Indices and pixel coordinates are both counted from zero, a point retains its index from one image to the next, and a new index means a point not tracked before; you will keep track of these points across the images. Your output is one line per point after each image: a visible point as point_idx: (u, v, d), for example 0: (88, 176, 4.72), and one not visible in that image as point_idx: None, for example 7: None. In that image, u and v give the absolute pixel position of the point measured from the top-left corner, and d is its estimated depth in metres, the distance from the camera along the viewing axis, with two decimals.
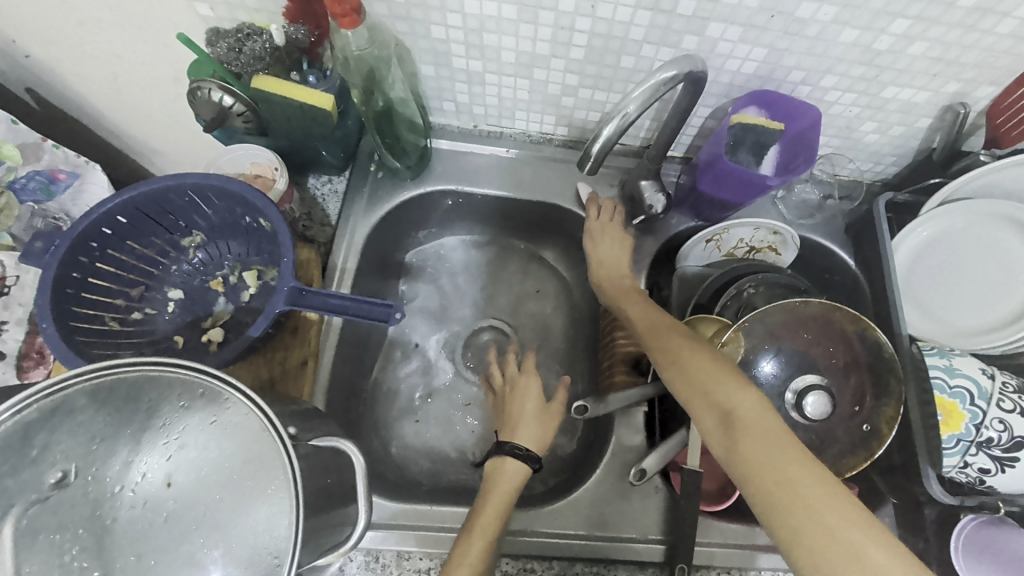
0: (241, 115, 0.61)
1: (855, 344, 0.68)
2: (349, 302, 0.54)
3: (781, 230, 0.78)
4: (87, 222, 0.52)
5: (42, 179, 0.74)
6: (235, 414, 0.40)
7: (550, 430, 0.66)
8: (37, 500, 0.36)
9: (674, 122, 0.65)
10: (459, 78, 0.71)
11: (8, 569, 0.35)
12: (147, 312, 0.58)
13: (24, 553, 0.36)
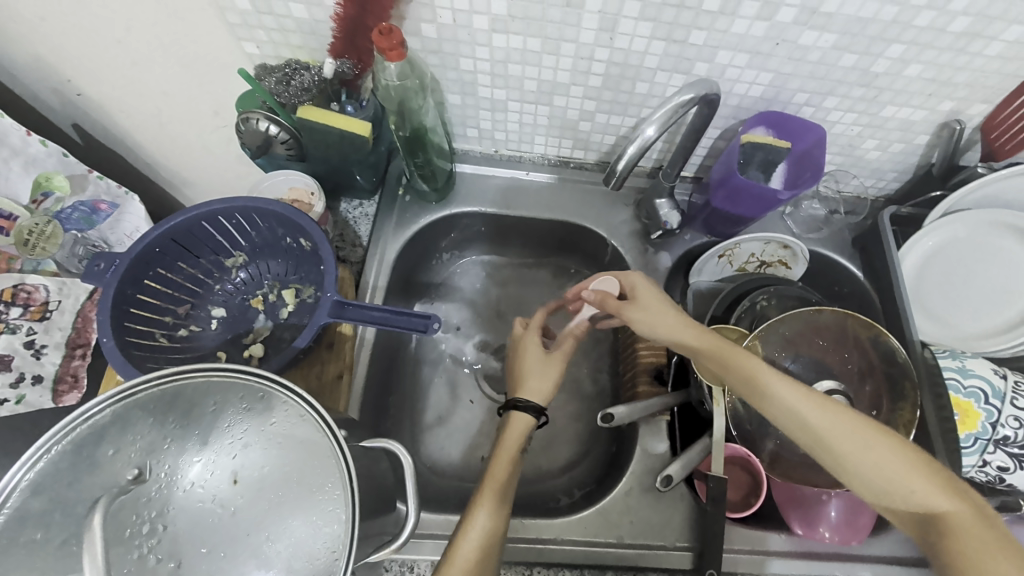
0: (284, 143, 0.66)
1: (870, 350, 0.71)
2: (389, 314, 0.57)
3: (791, 244, 0.80)
4: (144, 243, 0.55)
5: (85, 209, 0.75)
6: (292, 416, 0.44)
7: (552, 370, 0.69)
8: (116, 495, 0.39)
9: (690, 142, 0.69)
10: (483, 106, 0.75)
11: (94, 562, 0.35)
12: (192, 329, 0.61)
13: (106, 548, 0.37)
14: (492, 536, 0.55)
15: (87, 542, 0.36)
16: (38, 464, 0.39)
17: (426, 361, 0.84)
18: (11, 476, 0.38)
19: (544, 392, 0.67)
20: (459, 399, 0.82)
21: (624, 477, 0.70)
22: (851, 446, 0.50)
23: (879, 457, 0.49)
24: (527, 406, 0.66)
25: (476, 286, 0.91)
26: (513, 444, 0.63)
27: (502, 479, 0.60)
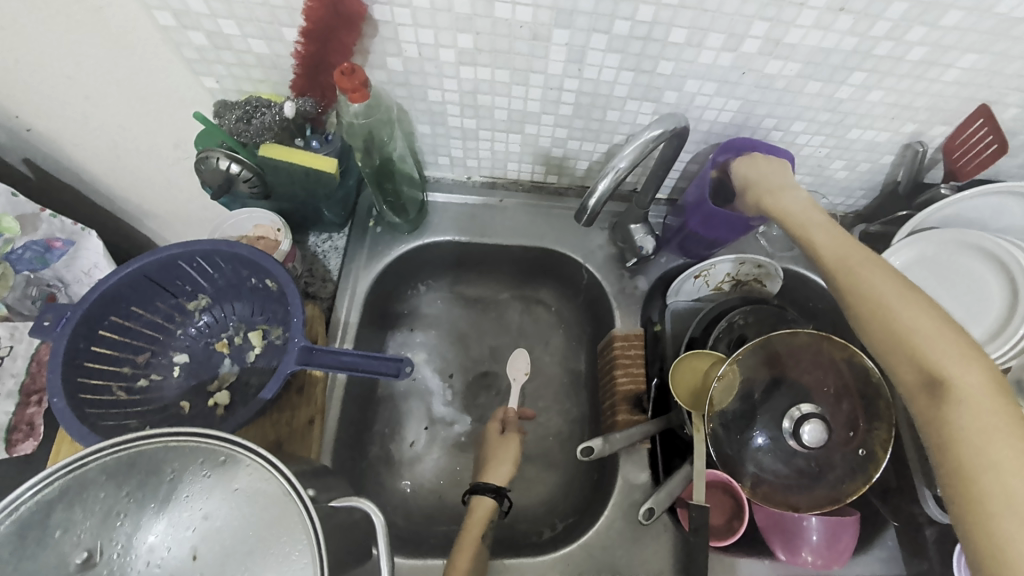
0: (247, 180, 0.62)
1: (844, 370, 0.72)
2: (360, 357, 0.55)
3: (765, 264, 0.81)
4: (95, 295, 0.52)
5: (38, 248, 0.70)
6: (257, 481, 0.42)
7: (505, 452, 0.74)
8: None
9: (660, 170, 0.70)
10: (454, 135, 0.74)
11: None
12: (153, 378, 0.58)
13: None
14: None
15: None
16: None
17: (404, 394, 0.83)
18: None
19: (501, 476, 0.71)
20: (438, 431, 0.81)
21: (605, 511, 0.69)
22: (888, 296, 0.50)
23: (904, 312, 0.49)
24: (487, 488, 0.69)
25: (453, 312, 0.90)
26: (479, 527, 0.65)
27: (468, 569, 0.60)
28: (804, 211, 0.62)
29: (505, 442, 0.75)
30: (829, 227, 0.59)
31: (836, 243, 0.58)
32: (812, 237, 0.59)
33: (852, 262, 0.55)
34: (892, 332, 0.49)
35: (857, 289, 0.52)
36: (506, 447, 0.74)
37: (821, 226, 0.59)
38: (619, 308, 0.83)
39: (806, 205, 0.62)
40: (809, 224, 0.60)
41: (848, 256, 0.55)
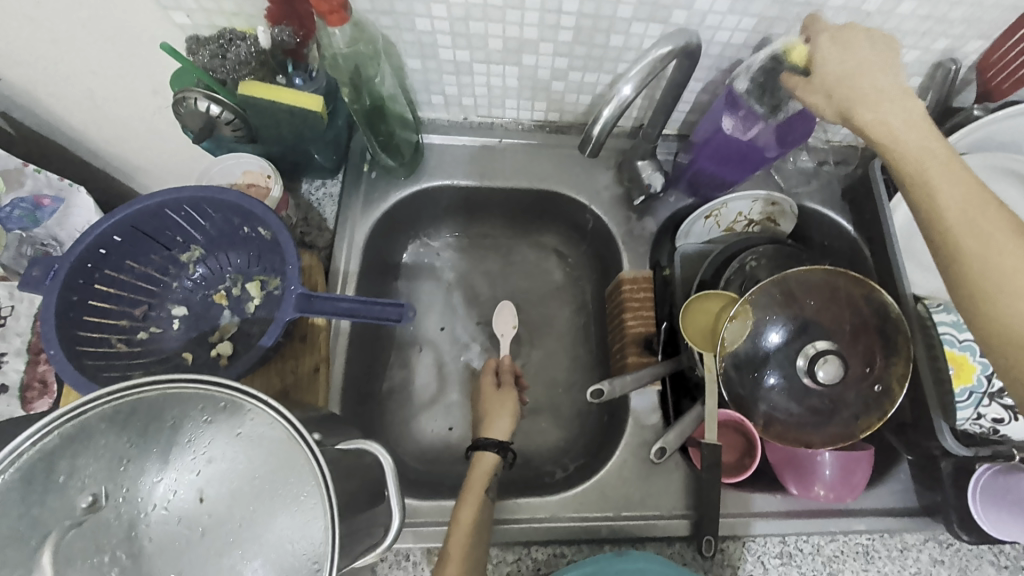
0: (229, 124, 0.59)
1: (862, 307, 0.70)
2: (359, 304, 0.54)
3: (779, 200, 0.78)
4: (81, 247, 0.51)
5: (27, 206, 0.69)
6: (260, 425, 0.42)
7: (501, 404, 0.72)
8: (72, 526, 0.37)
9: (669, 98, 0.65)
10: (446, 70, 0.70)
11: None
12: (153, 331, 0.57)
13: None
14: (472, 551, 0.56)
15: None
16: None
17: (410, 344, 0.82)
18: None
19: (503, 429, 0.70)
20: (446, 380, 0.81)
21: (618, 451, 0.69)
22: (1020, 286, 0.42)
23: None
24: (489, 444, 0.67)
25: (455, 261, 0.87)
26: (483, 479, 0.63)
27: (473, 520, 0.58)
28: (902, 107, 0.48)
29: (501, 394, 0.73)
30: (941, 156, 0.46)
31: (962, 187, 0.44)
32: (929, 172, 0.45)
33: (973, 216, 0.43)
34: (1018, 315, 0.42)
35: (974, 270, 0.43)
36: (501, 400, 0.72)
37: (944, 158, 0.45)
38: (626, 251, 0.80)
39: (909, 109, 0.48)
40: (919, 150, 0.46)
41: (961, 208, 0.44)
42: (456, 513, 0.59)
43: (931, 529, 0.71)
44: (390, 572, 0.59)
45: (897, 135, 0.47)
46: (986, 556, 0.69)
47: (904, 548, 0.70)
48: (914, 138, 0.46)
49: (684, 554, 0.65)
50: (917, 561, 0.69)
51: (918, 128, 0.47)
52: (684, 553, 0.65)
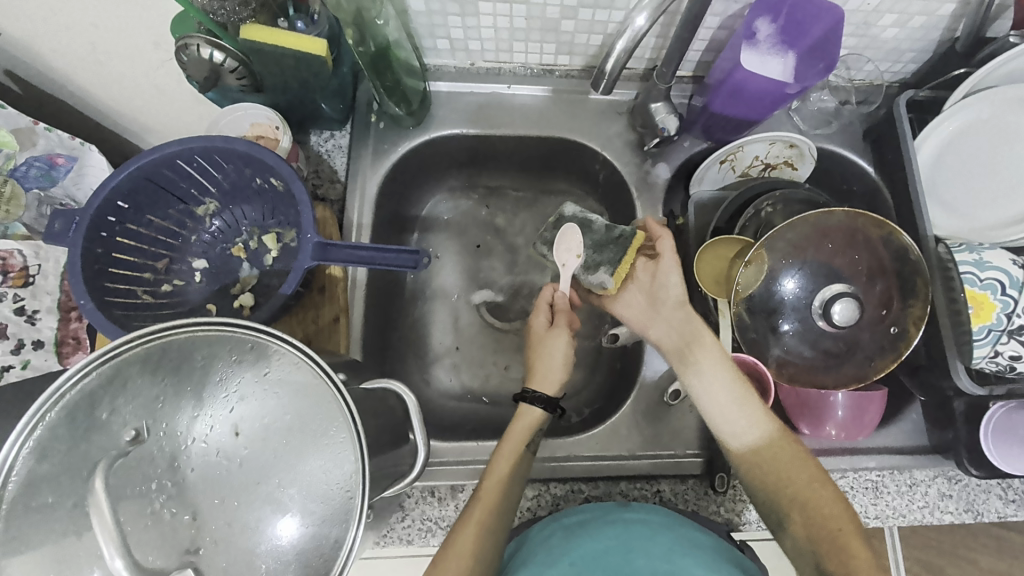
0: (234, 72, 0.58)
1: (880, 250, 0.69)
2: (373, 253, 0.54)
3: (798, 143, 0.75)
4: (99, 199, 0.51)
5: (42, 165, 0.69)
6: (286, 366, 0.43)
7: (549, 354, 0.66)
8: (118, 456, 0.39)
9: (686, 33, 0.62)
10: (452, 11, 0.67)
11: (105, 521, 0.36)
12: (176, 284, 0.59)
13: (119, 502, 0.38)
14: (505, 506, 0.55)
15: (94, 501, 0.36)
16: (35, 433, 0.39)
17: (427, 297, 0.83)
18: (8, 448, 0.38)
19: (551, 382, 0.65)
20: (462, 332, 0.83)
21: (632, 394, 0.71)
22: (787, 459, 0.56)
23: (817, 496, 0.54)
24: (536, 399, 0.63)
25: (467, 215, 0.88)
26: (522, 434, 0.61)
27: (507, 473, 0.57)
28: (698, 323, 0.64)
29: (551, 340, 0.67)
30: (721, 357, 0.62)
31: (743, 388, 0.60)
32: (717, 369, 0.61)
33: (768, 446, 0.57)
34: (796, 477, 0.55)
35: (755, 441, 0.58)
36: (551, 347, 0.67)
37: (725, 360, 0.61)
38: (639, 198, 0.79)
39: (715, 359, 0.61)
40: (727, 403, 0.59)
41: (759, 441, 0.58)
42: (491, 466, 0.58)
43: (941, 466, 0.72)
44: (416, 506, 0.62)
45: (705, 394, 0.61)
46: (994, 490, 0.72)
47: (913, 484, 0.72)
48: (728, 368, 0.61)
49: (698, 490, 0.67)
50: (925, 496, 0.71)
51: (720, 378, 0.60)
52: (697, 490, 0.67)
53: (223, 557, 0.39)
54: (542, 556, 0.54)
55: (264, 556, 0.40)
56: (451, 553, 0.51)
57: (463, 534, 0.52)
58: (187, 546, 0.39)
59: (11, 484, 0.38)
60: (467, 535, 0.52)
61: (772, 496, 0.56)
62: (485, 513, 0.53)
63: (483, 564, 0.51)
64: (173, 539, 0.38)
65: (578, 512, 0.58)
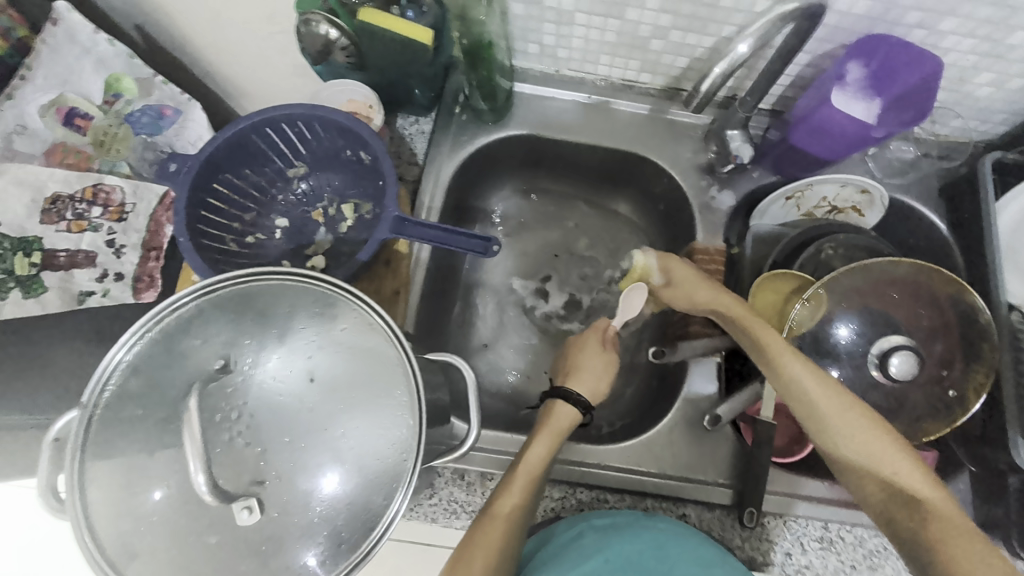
0: (343, 48, 0.63)
1: (946, 308, 0.67)
2: (444, 233, 0.57)
3: (871, 188, 0.74)
4: (213, 146, 0.55)
5: (152, 114, 0.74)
6: (361, 326, 0.45)
7: (597, 371, 0.67)
8: (207, 380, 0.42)
9: (777, 65, 0.62)
10: (548, 18, 0.70)
11: (194, 432, 0.39)
12: (259, 237, 0.63)
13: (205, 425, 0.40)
14: (532, 497, 0.55)
15: (188, 419, 0.39)
16: (137, 347, 0.43)
17: (476, 289, 0.85)
18: (114, 355, 0.43)
19: (597, 392, 0.65)
20: (506, 328, 0.84)
21: (671, 412, 0.70)
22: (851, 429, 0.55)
23: (898, 465, 0.53)
24: (578, 406, 0.63)
25: (526, 216, 0.90)
26: (561, 427, 0.61)
27: (540, 467, 0.57)
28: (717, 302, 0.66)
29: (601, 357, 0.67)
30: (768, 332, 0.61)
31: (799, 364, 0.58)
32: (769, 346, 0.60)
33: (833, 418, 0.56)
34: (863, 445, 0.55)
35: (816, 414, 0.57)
36: (599, 364, 0.67)
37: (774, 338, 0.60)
38: (701, 222, 0.79)
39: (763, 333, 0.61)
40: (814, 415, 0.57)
41: (827, 415, 0.56)
42: (525, 453, 0.58)
43: None
44: (445, 486, 0.63)
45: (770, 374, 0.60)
46: None
47: None
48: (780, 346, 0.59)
49: (724, 521, 0.66)
50: None
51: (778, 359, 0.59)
52: (723, 521, 0.66)
53: (282, 494, 0.42)
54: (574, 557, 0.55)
55: (319, 500, 0.43)
56: (476, 544, 0.51)
57: (493, 521, 0.52)
58: (252, 477, 0.42)
59: (108, 389, 0.43)
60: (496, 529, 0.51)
61: (849, 466, 0.56)
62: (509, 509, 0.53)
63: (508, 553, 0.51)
64: (242, 468, 0.42)
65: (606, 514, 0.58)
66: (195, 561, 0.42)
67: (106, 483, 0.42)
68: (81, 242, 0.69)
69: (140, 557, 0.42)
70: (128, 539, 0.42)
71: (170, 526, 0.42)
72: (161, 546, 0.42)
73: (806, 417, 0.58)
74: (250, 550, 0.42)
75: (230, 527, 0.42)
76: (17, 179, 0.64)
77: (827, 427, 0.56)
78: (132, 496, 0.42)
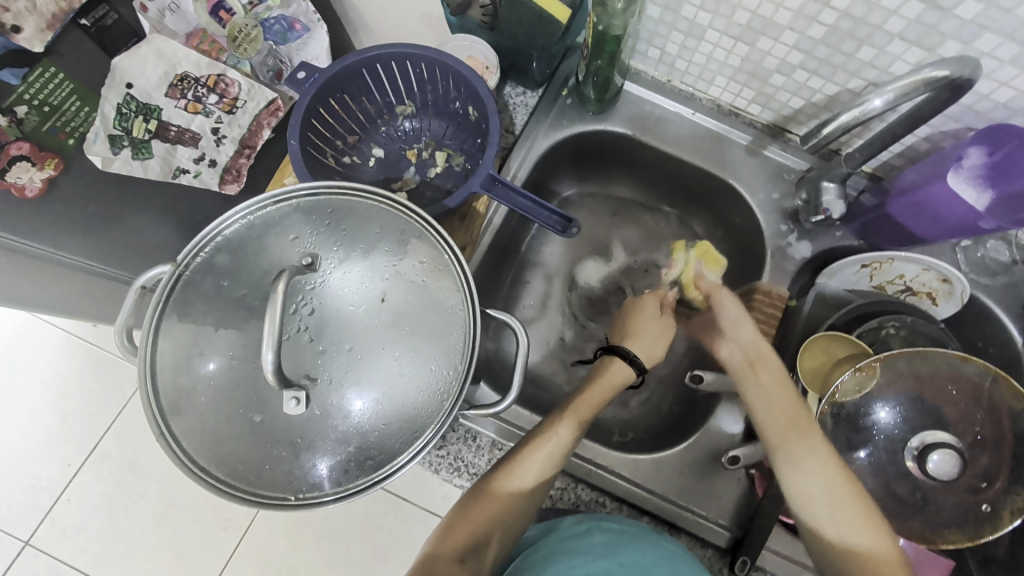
0: (482, 7, 0.66)
1: (1004, 421, 0.64)
2: (531, 205, 0.58)
3: (954, 279, 0.71)
4: (344, 65, 0.58)
5: (284, 24, 0.78)
6: (439, 265, 0.47)
7: (660, 337, 0.67)
8: (296, 271, 0.45)
9: (899, 129, 0.61)
10: (679, 27, 0.70)
11: (277, 308, 0.41)
12: (354, 159, 0.65)
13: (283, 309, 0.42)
14: (536, 488, 0.56)
15: (272, 300, 0.41)
16: (239, 224, 0.46)
17: (528, 269, 0.86)
18: (216, 225, 0.46)
19: (653, 356, 0.66)
20: (547, 314, 0.85)
21: (691, 439, 0.69)
22: (836, 488, 0.53)
23: (874, 538, 0.52)
24: (633, 361, 0.64)
25: (594, 214, 0.90)
26: (598, 399, 0.61)
27: (556, 454, 0.57)
28: (744, 332, 0.65)
29: (664, 321, 0.68)
30: (773, 376, 0.61)
31: (795, 409, 0.58)
32: (769, 384, 0.60)
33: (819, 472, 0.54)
34: (844, 508, 0.53)
35: (805, 462, 0.55)
36: (660, 328, 0.67)
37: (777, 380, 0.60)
38: (769, 265, 0.78)
39: (772, 376, 0.61)
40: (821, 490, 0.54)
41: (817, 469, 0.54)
42: (549, 432, 0.58)
43: None
44: (456, 442, 0.64)
45: (765, 409, 0.59)
46: None
47: None
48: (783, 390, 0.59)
49: (713, 561, 0.66)
50: None
51: (778, 396, 0.59)
52: (712, 560, 0.66)
53: (328, 396, 0.45)
54: (583, 550, 0.55)
55: (358, 413, 0.45)
56: (473, 511, 0.55)
57: (495, 496, 0.55)
58: (308, 372, 0.45)
59: (200, 256, 0.46)
60: (499, 501, 0.55)
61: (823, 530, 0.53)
62: (512, 497, 0.55)
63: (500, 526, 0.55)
64: (302, 361, 0.45)
65: (619, 521, 0.60)
66: (236, 433, 0.44)
67: (176, 338, 0.45)
68: (191, 123, 0.74)
69: (184, 416, 0.45)
70: (180, 396, 0.45)
71: (222, 395, 0.45)
72: (208, 411, 0.45)
73: (789, 465, 0.56)
74: (287, 439, 0.45)
75: (275, 412, 0.44)
76: (158, 50, 0.70)
77: (813, 481, 0.54)
78: (194, 359, 0.45)
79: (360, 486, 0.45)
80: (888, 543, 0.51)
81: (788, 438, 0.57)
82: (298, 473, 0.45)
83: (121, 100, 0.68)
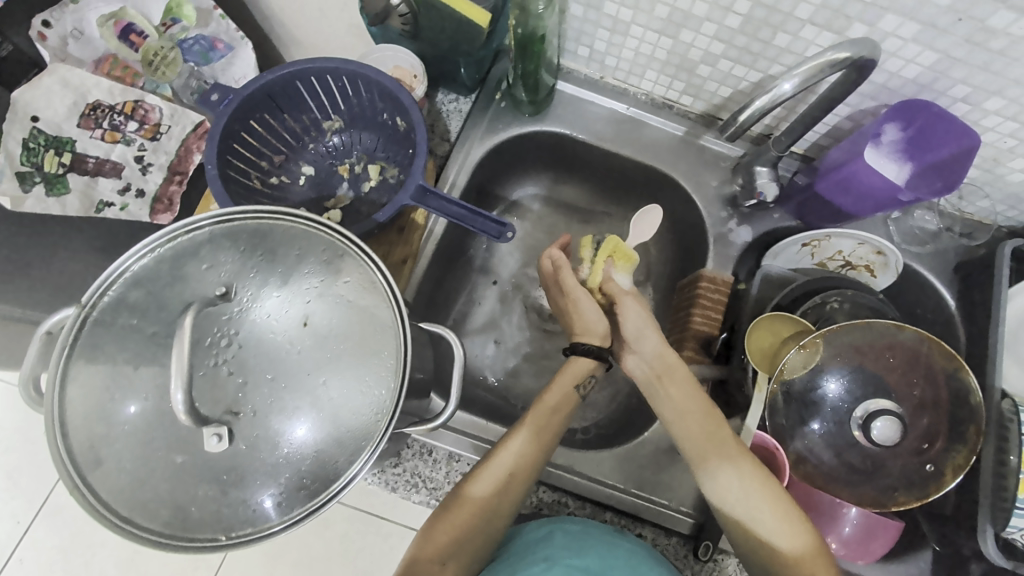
0: (402, 16, 0.64)
1: (939, 383, 0.67)
2: (466, 212, 0.58)
3: (887, 251, 0.73)
4: (259, 84, 0.57)
5: (204, 44, 0.74)
6: (362, 285, 0.46)
7: (591, 311, 0.67)
8: (208, 303, 0.43)
9: (816, 112, 0.63)
10: (604, 24, 0.70)
11: (187, 345, 0.40)
12: (283, 180, 0.64)
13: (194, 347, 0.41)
14: (489, 503, 0.56)
15: (179, 336, 0.40)
16: (145, 260, 0.44)
17: (480, 274, 0.86)
18: (122, 263, 0.44)
19: (600, 334, 0.66)
20: (502, 318, 0.85)
21: (646, 431, 0.70)
22: (750, 488, 0.56)
23: (790, 527, 0.54)
24: (587, 350, 0.65)
25: (542, 214, 0.90)
26: (557, 410, 0.62)
27: (510, 473, 0.57)
28: (647, 345, 0.65)
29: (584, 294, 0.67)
30: (688, 386, 0.62)
31: (708, 415, 0.60)
32: (684, 393, 0.62)
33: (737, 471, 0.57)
34: (759, 504, 0.55)
35: (719, 464, 0.57)
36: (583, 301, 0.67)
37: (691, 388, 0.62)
38: (712, 251, 0.80)
39: (683, 387, 0.62)
40: (754, 512, 0.55)
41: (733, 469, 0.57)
42: (502, 445, 0.58)
43: None
44: (411, 459, 0.64)
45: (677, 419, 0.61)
46: None
47: None
48: (698, 398, 0.61)
49: (678, 551, 0.66)
50: None
51: (693, 403, 0.61)
52: (678, 549, 0.66)
53: (254, 428, 0.43)
54: (539, 559, 0.56)
55: (289, 441, 0.44)
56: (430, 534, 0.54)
57: (454, 516, 0.55)
58: (230, 406, 0.43)
59: (108, 295, 0.44)
60: (452, 524, 0.55)
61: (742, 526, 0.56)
62: (465, 517, 0.55)
63: (465, 551, 0.55)
64: (223, 395, 0.43)
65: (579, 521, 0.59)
66: (158, 477, 0.43)
67: (89, 384, 0.43)
68: (112, 153, 0.73)
69: (103, 465, 0.43)
70: (96, 445, 0.43)
71: (141, 439, 0.43)
72: (128, 457, 0.43)
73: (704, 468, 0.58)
74: (212, 476, 0.43)
75: (198, 451, 0.43)
76: (63, 80, 0.68)
77: (729, 483, 0.56)
78: (109, 405, 0.43)
79: (299, 516, 0.43)
80: (803, 528, 0.54)
81: (705, 444, 0.59)
82: (227, 512, 0.43)
83: (27, 134, 0.67)
